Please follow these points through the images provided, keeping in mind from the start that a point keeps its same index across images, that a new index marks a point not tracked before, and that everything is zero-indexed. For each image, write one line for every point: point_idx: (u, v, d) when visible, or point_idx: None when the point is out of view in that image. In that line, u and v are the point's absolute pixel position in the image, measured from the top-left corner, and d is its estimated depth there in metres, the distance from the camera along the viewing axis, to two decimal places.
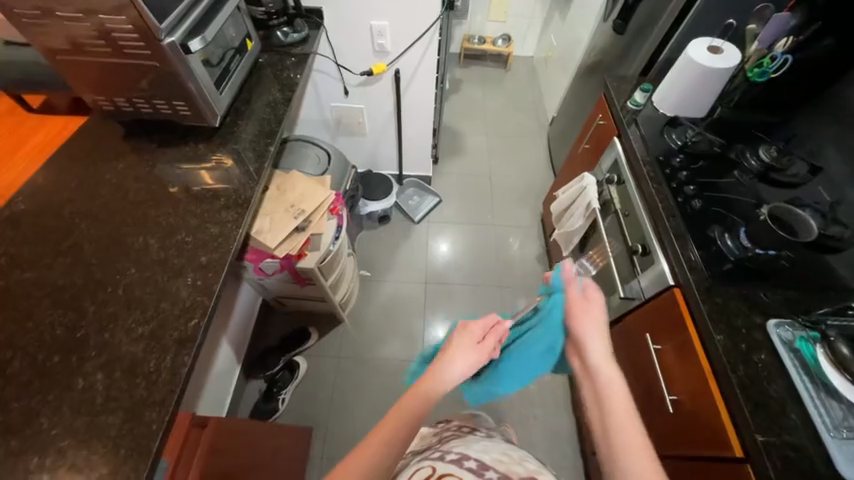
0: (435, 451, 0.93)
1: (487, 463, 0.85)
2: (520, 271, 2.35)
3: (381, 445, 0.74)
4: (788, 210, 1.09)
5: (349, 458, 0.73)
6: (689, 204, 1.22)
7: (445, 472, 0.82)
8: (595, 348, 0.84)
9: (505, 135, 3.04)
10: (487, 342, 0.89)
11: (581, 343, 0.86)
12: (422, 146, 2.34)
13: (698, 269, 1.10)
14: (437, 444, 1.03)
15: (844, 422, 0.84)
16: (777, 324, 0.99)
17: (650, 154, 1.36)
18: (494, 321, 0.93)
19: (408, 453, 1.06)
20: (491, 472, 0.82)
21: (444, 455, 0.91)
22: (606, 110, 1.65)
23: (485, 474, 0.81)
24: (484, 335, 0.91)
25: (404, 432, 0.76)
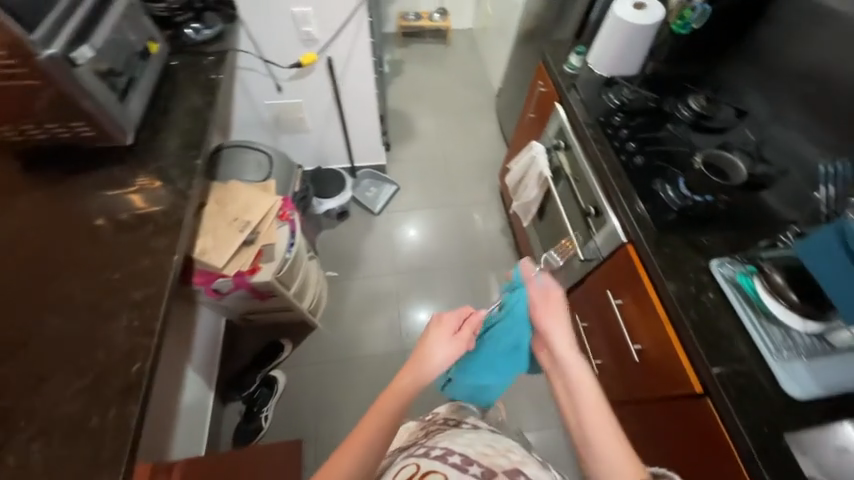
0: (419, 447, 0.95)
1: (470, 456, 0.86)
2: (486, 247, 2.37)
3: (361, 448, 0.80)
4: (719, 155, 1.15)
5: (332, 462, 0.79)
6: (631, 161, 1.26)
7: (429, 470, 0.84)
8: (560, 341, 0.87)
9: (454, 113, 2.99)
10: (461, 334, 0.91)
11: (547, 338, 0.89)
12: (371, 135, 2.26)
13: (646, 223, 1.14)
14: (423, 437, 1.04)
15: (786, 344, 0.91)
16: (720, 263, 1.04)
17: (591, 117, 1.38)
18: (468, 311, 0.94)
19: (392, 452, 1.07)
20: (474, 467, 0.83)
21: (429, 450, 0.92)
22: (546, 76, 1.64)
23: (469, 468, 0.83)
24: (458, 326, 0.93)
25: (384, 431, 0.82)
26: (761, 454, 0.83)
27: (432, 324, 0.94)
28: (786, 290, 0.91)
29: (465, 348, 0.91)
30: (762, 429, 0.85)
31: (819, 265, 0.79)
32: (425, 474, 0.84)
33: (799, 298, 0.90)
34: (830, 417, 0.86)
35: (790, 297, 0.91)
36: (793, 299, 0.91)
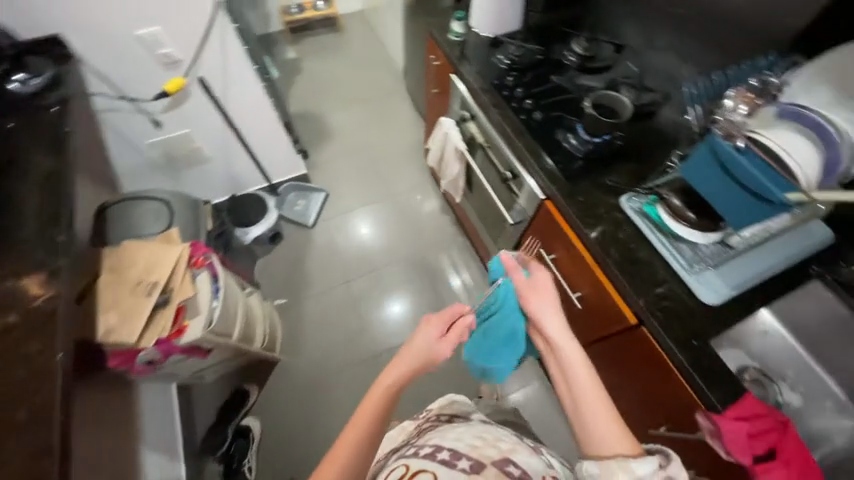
0: (410, 448, 0.96)
1: (459, 450, 0.90)
2: (431, 230, 2.35)
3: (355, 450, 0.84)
4: (606, 94, 1.19)
5: (326, 463, 0.83)
6: (531, 118, 1.26)
7: (419, 469, 0.86)
8: (551, 324, 0.86)
9: (366, 102, 2.88)
10: (450, 334, 1.02)
11: (538, 322, 0.88)
12: (280, 148, 2.11)
13: (556, 176, 1.17)
14: (415, 438, 1.08)
15: (695, 261, 0.98)
16: (628, 198, 1.09)
17: (486, 82, 1.37)
18: (458, 312, 1.05)
19: (386, 454, 1.10)
20: (463, 460, 0.86)
21: (419, 449, 0.95)
22: (435, 49, 1.60)
23: (458, 463, 0.85)
24: (448, 326, 1.05)
25: (372, 431, 0.88)
26: (694, 366, 0.90)
27: (427, 321, 1.05)
28: (684, 210, 0.98)
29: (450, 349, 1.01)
30: (690, 343, 0.92)
31: (704, 180, 0.83)
32: (416, 474, 0.85)
33: (696, 215, 0.97)
34: (742, 314, 0.95)
35: (688, 216, 0.98)
36: (692, 218, 0.97)
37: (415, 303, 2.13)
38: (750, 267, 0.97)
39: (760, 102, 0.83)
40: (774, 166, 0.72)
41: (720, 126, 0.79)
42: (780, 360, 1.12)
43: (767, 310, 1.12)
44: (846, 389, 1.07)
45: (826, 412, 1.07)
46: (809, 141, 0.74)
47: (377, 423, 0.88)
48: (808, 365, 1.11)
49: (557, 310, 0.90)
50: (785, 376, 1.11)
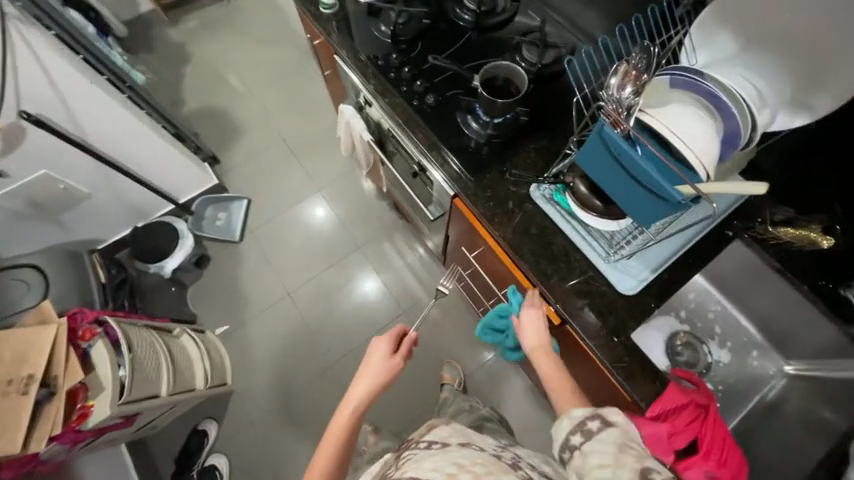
0: None
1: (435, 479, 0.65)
2: (369, 219, 2.18)
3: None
4: (498, 65, 1.00)
5: None
6: (424, 103, 1.09)
7: None
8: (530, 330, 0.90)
9: (273, 83, 2.52)
10: (399, 351, 1.02)
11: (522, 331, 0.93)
12: (174, 162, 1.86)
13: (458, 171, 1.04)
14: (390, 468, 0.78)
15: (608, 251, 0.91)
16: (537, 186, 0.98)
17: (369, 64, 1.17)
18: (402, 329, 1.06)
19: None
20: None
21: None
22: (310, 26, 1.34)
23: None
24: (397, 343, 1.05)
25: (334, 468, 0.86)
26: (614, 364, 0.86)
27: (377, 339, 1.04)
28: (591, 197, 0.89)
29: (402, 361, 1.01)
30: (610, 338, 0.88)
31: (598, 172, 0.73)
32: None
33: (603, 203, 0.88)
34: (660, 297, 0.89)
35: (595, 205, 0.89)
36: (598, 206, 0.89)
37: (366, 301, 2.03)
38: (665, 246, 0.91)
39: (643, 81, 0.72)
40: (666, 156, 0.64)
41: (605, 109, 0.67)
42: (710, 320, 1.11)
43: (704, 272, 1.08)
44: (773, 338, 1.07)
45: (754, 363, 1.08)
46: (703, 121, 0.64)
47: (341, 453, 0.87)
48: (737, 320, 1.10)
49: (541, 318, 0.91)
50: (715, 335, 1.10)
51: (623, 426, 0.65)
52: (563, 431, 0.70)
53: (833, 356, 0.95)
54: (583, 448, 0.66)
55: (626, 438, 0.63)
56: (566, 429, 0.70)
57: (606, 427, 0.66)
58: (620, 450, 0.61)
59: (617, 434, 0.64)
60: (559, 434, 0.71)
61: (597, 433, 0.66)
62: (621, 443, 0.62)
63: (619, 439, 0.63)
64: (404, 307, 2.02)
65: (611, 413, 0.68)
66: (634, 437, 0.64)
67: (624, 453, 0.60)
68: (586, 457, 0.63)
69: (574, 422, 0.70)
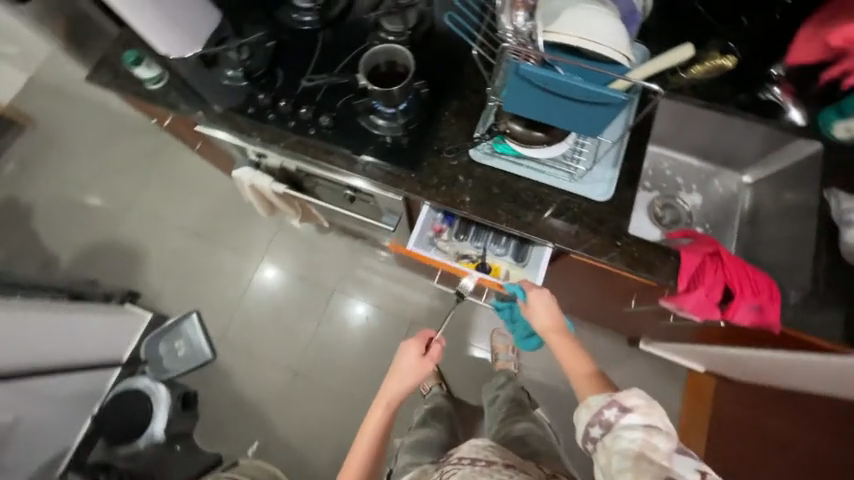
0: None
1: None
2: (325, 257, 2.04)
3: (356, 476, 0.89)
4: (373, 53, 0.91)
5: None
6: (322, 125, 0.98)
7: None
8: (538, 315, 0.89)
9: (143, 184, 2.19)
10: (429, 354, 0.99)
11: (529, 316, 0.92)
12: (86, 329, 1.63)
13: (395, 174, 0.96)
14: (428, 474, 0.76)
15: (569, 172, 0.91)
16: (476, 147, 0.94)
17: (242, 117, 1.02)
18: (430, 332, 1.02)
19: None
20: None
21: None
22: (150, 110, 1.14)
23: None
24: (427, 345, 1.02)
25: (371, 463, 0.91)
26: (631, 266, 0.87)
27: (406, 342, 1.00)
28: (532, 131, 0.87)
29: (430, 365, 0.98)
30: (617, 245, 0.88)
31: (531, 109, 0.70)
32: None
33: (544, 132, 0.87)
34: (633, 185, 0.91)
35: (538, 137, 0.88)
36: (541, 136, 0.87)
37: (371, 334, 1.93)
38: (612, 138, 0.92)
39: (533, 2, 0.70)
40: (587, 64, 0.62)
41: (511, 50, 0.64)
42: (669, 177, 1.18)
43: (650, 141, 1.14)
44: (724, 162, 1.16)
45: (719, 190, 1.18)
46: (603, 15, 0.62)
47: (374, 450, 0.91)
48: (690, 163, 1.18)
49: (552, 308, 0.89)
50: (680, 186, 1.18)
51: (643, 412, 0.64)
52: (582, 422, 0.71)
53: (774, 151, 1.05)
54: (604, 441, 0.66)
55: (648, 427, 0.63)
56: (585, 421, 0.70)
57: (623, 415, 0.66)
58: (639, 457, 0.60)
59: (637, 425, 0.64)
60: (580, 426, 0.71)
61: (617, 425, 0.66)
62: (642, 444, 0.61)
63: (641, 438, 0.62)
64: (408, 316, 1.95)
65: (627, 397, 0.67)
66: (655, 425, 0.63)
67: (644, 461, 0.60)
68: (610, 452, 0.63)
69: (592, 412, 0.70)
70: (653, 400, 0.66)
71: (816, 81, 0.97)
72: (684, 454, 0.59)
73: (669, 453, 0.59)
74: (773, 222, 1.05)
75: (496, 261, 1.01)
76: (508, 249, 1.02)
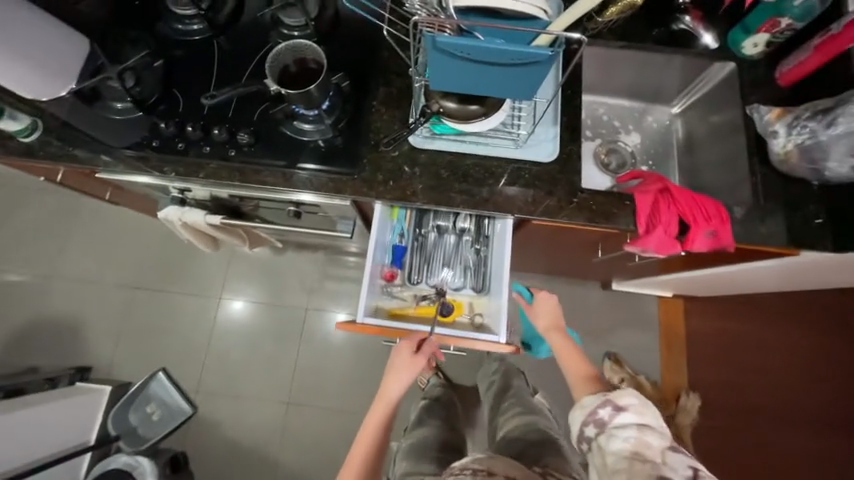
0: None
1: None
2: (290, 276, 1.93)
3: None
4: (278, 54, 0.81)
5: None
6: (242, 141, 0.88)
7: None
8: (541, 317, 1.00)
9: (60, 247, 1.94)
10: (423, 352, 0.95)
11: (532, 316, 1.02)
12: (30, 425, 1.45)
13: (337, 179, 0.89)
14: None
15: (512, 138, 0.89)
16: (415, 134, 0.89)
17: (147, 153, 0.90)
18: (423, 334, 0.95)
19: None
20: None
21: None
22: (36, 168, 0.98)
23: None
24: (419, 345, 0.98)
25: (372, 464, 0.89)
26: (593, 219, 0.87)
27: (399, 343, 0.95)
28: (466, 106, 0.81)
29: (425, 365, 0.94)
30: (574, 202, 0.88)
31: (460, 82, 0.65)
32: None
33: (478, 104, 0.81)
34: (576, 138, 0.90)
35: (475, 110, 0.82)
36: (477, 109, 0.82)
37: (358, 344, 1.87)
38: (545, 95, 0.91)
39: None
40: (504, 25, 0.58)
41: (423, 23, 0.58)
42: (607, 122, 1.21)
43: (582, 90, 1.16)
44: (653, 97, 1.19)
45: (654, 125, 1.22)
46: None
47: (374, 452, 0.89)
48: (621, 105, 1.20)
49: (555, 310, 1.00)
50: (618, 129, 1.21)
51: (637, 411, 0.69)
52: (578, 421, 0.76)
53: (694, 78, 1.08)
54: (600, 439, 0.70)
55: (641, 425, 0.68)
56: (580, 420, 0.75)
57: (618, 414, 0.71)
58: (634, 457, 0.64)
59: (630, 423, 0.69)
60: (575, 425, 0.76)
61: (611, 424, 0.70)
62: (636, 442, 0.66)
63: (634, 436, 0.66)
64: None
65: (620, 397, 0.72)
66: (647, 423, 0.68)
67: (639, 459, 0.63)
68: (605, 452, 0.67)
69: (587, 413, 0.75)
70: (644, 399, 0.71)
71: (721, 3, 1.00)
72: (675, 450, 0.63)
73: (662, 450, 0.64)
74: (708, 146, 1.09)
75: (458, 297, 1.10)
76: (466, 281, 1.11)
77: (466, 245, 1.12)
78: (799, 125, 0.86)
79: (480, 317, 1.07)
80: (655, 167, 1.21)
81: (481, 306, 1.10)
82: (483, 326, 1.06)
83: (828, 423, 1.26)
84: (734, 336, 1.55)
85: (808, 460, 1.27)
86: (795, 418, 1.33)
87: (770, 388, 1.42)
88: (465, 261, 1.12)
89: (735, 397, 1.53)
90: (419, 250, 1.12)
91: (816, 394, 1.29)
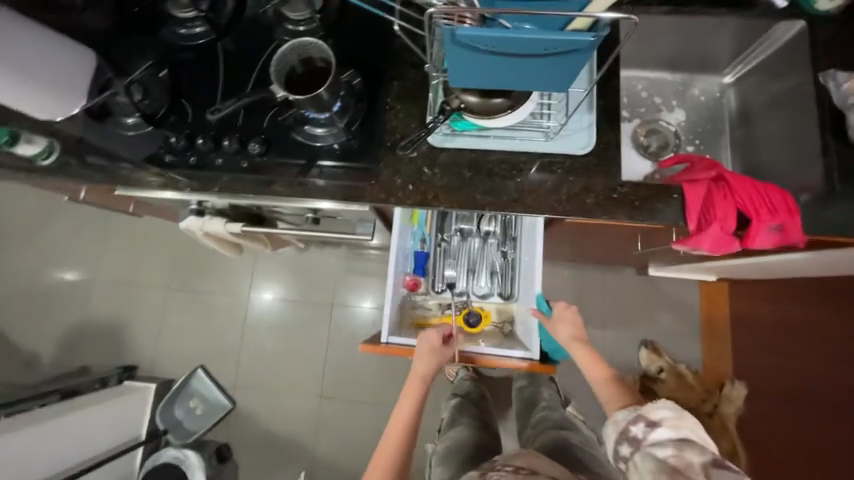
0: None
1: None
2: (314, 272, 1.94)
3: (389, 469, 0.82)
4: (281, 59, 0.75)
5: None
6: (253, 151, 0.83)
7: None
8: (564, 329, 0.92)
9: (99, 253, 2.02)
10: (449, 342, 0.98)
11: (553, 328, 0.93)
12: (85, 425, 1.55)
13: (353, 185, 0.84)
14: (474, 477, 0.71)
15: (542, 131, 0.81)
16: (435, 133, 0.83)
17: (162, 170, 0.88)
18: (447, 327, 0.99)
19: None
20: None
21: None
22: (62, 189, 0.99)
23: None
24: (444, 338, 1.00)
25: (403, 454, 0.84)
26: (635, 217, 0.78)
27: (426, 331, 0.98)
28: (489, 100, 0.72)
29: (451, 351, 0.97)
30: (613, 197, 0.79)
31: (480, 78, 0.58)
32: None
33: (503, 97, 0.72)
34: (614, 125, 0.81)
35: (499, 104, 0.73)
36: (502, 102, 0.73)
37: None
38: (579, 78, 0.81)
39: None
40: (536, 9, 0.49)
41: (439, 14, 0.50)
42: (647, 99, 1.09)
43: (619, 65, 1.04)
44: (700, 65, 1.05)
45: (701, 99, 1.09)
46: None
47: (405, 440, 0.85)
48: (663, 78, 1.08)
49: (578, 324, 0.93)
50: (660, 106, 1.09)
51: (671, 425, 0.64)
52: (611, 439, 0.70)
53: (756, 40, 0.94)
54: (635, 458, 0.65)
55: (680, 440, 0.62)
56: (613, 439, 0.70)
57: (652, 430, 0.65)
58: (671, 472, 0.58)
59: (667, 439, 0.63)
60: (609, 443, 0.71)
61: (646, 441, 0.65)
62: (675, 459, 0.60)
63: (672, 454, 0.61)
64: None
65: (653, 410, 0.67)
66: (686, 437, 0.62)
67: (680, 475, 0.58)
68: (641, 471, 0.62)
69: (619, 428, 0.70)
70: (681, 410, 0.65)
71: None
72: (721, 466, 0.57)
73: (703, 464, 0.58)
74: (767, 120, 0.96)
75: (485, 305, 1.15)
76: (493, 287, 1.15)
77: (492, 248, 1.14)
78: None
79: (508, 324, 1.13)
80: (702, 146, 1.09)
81: (508, 312, 1.14)
82: (512, 333, 1.12)
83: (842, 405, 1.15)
84: (774, 316, 1.42)
85: (840, 446, 1.14)
86: (827, 400, 1.20)
87: (808, 369, 1.27)
88: (493, 264, 1.15)
89: (767, 383, 1.44)
90: (442, 256, 1.15)
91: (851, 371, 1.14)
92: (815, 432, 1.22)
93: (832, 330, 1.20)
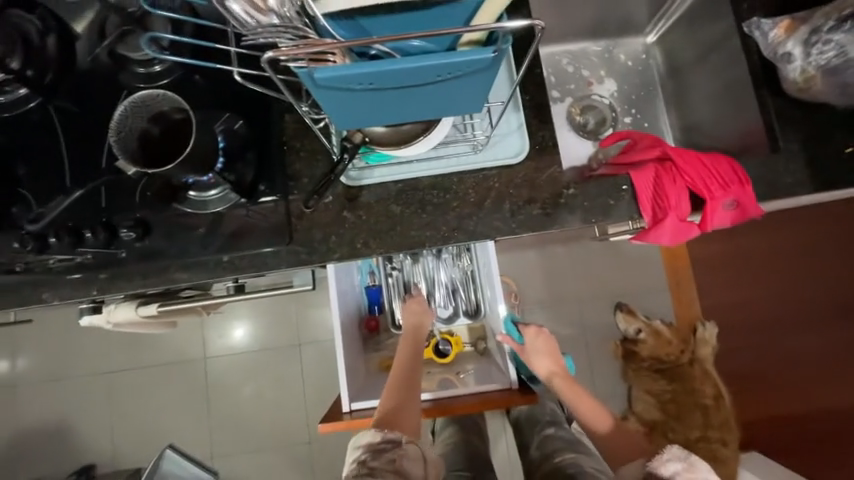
0: None
1: None
2: (273, 313, 1.77)
3: (398, 387, 0.79)
4: (120, 124, 0.59)
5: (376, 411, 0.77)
6: (130, 236, 0.67)
7: None
8: (541, 359, 0.85)
9: (15, 351, 1.74)
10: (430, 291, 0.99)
11: (528, 358, 0.86)
12: None
13: (267, 249, 0.70)
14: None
15: (469, 144, 0.70)
16: (348, 173, 0.70)
17: (19, 280, 0.70)
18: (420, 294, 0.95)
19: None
20: None
21: None
22: None
23: None
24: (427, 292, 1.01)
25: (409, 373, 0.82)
26: (590, 219, 0.70)
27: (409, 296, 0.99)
28: (398, 128, 0.62)
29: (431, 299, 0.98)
30: (561, 203, 0.70)
31: (368, 116, 0.46)
32: None
33: (413, 121, 0.61)
34: (547, 120, 0.72)
35: (411, 129, 0.63)
36: (413, 127, 0.63)
37: None
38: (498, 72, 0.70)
39: None
40: (417, 33, 0.37)
41: (284, 54, 0.37)
42: (574, 73, 1.02)
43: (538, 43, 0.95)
44: (621, 28, 0.99)
45: (629, 64, 1.03)
46: None
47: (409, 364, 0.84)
48: (586, 49, 1.01)
49: (555, 352, 0.86)
50: (589, 79, 1.03)
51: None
52: None
53: None
54: None
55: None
56: None
57: None
58: None
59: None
60: None
61: None
62: None
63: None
64: None
65: (663, 464, 0.63)
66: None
67: None
68: None
69: None
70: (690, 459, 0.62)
71: None
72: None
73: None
74: (698, 77, 0.91)
75: (454, 329, 1.07)
76: (456, 305, 1.07)
77: (448, 264, 1.05)
78: (819, 41, 0.68)
79: (482, 342, 1.05)
80: (638, 115, 1.04)
81: (479, 329, 1.07)
82: (488, 350, 1.04)
83: (823, 320, 1.17)
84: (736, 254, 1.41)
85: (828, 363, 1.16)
86: (803, 320, 1.21)
87: (779, 296, 1.27)
88: (453, 281, 1.06)
89: (737, 314, 1.46)
90: (396, 285, 1.06)
91: (824, 296, 1.16)
92: (792, 358, 1.25)
93: (809, 262, 1.18)
